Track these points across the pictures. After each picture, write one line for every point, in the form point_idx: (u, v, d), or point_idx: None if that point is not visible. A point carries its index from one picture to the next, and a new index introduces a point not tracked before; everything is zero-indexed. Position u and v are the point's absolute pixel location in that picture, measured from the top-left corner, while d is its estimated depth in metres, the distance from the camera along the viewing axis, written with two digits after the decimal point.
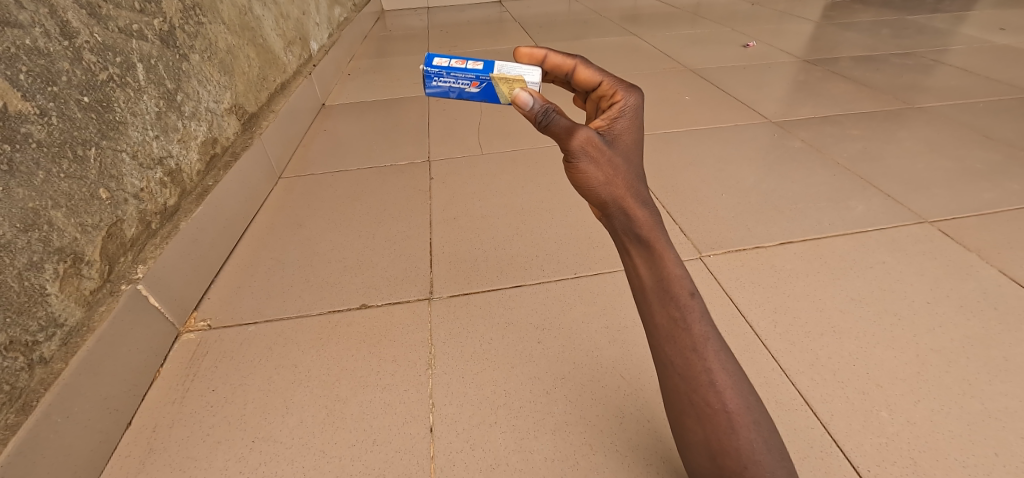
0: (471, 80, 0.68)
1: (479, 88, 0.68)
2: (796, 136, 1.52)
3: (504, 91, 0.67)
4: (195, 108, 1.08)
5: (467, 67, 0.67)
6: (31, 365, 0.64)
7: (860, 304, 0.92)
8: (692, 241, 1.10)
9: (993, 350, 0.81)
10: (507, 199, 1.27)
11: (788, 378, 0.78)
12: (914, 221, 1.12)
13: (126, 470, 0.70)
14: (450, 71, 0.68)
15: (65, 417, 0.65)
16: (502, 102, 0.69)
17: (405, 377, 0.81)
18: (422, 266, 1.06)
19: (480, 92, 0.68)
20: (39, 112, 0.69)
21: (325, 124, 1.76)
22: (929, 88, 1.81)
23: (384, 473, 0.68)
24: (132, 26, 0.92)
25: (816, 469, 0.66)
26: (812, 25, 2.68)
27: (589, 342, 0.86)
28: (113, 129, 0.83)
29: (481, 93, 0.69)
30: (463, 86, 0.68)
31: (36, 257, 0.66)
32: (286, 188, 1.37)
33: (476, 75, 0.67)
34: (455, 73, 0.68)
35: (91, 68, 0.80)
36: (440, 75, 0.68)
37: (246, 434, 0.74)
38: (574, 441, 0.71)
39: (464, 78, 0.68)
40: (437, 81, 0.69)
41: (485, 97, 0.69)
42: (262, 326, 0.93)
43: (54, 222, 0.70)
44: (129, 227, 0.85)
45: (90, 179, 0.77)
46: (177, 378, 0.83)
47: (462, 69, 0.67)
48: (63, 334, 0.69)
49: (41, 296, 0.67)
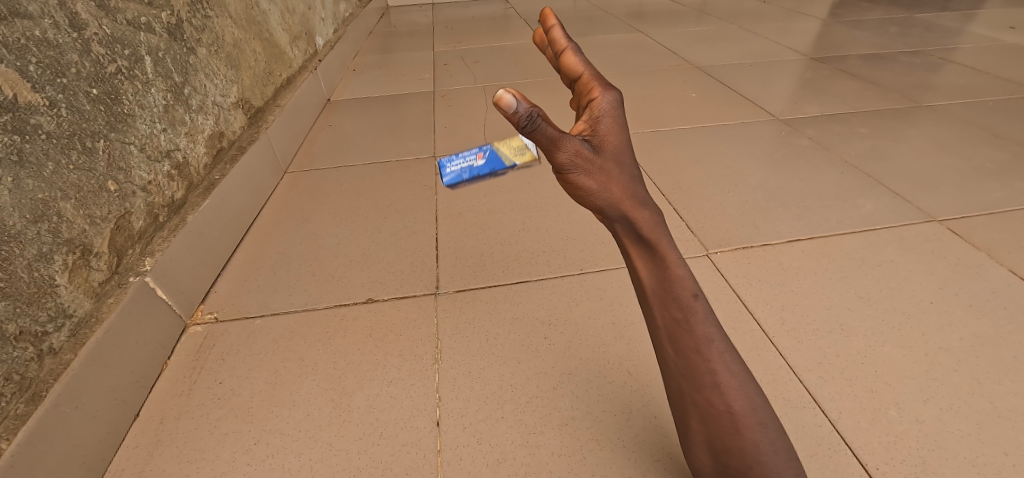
0: (477, 155, 0.78)
1: (485, 157, 0.77)
2: (803, 133, 1.51)
3: (505, 154, 0.76)
4: (202, 101, 1.08)
5: (474, 152, 0.79)
6: (41, 356, 0.65)
7: (868, 303, 0.91)
8: (698, 238, 1.09)
9: (1003, 350, 0.81)
10: (512, 195, 1.27)
11: (796, 376, 0.78)
12: (922, 220, 1.11)
13: (134, 462, 0.70)
14: (458, 157, 0.79)
15: (74, 408, 0.66)
16: (505, 160, 0.75)
17: (410, 371, 0.81)
18: (428, 261, 1.06)
19: (486, 160, 0.77)
20: (48, 104, 0.69)
21: (329, 120, 1.76)
22: (938, 87, 1.79)
23: (390, 467, 0.68)
24: (140, 18, 0.92)
25: (824, 467, 0.65)
26: (818, 24, 2.65)
27: (595, 338, 0.86)
28: (122, 121, 0.83)
29: (486, 161, 0.77)
30: (471, 162, 0.77)
31: (45, 248, 0.67)
32: (291, 182, 1.37)
33: (481, 150, 0.78)
34: (464, 156, 0.79)
35: (99, 61, 0.80)
36: (451, 162, 0.79)
37: (252, 426, 0.74)
38: (580, 437, 0.70)
39: (471, 156, 0.78)
40: (449, 168, 0.78)
41: (490, 163, 0.77)
42: (268, 320, 0.93)
43: (63, 213, 0.70)
44: (137, 220, 0.85)
45: (99, 171, 0.77)
46: (184, 371, 0.83)
47: (469, 153, 0.79)
48: (71, 325, 0.70)
49: (50, 287, 0.67)
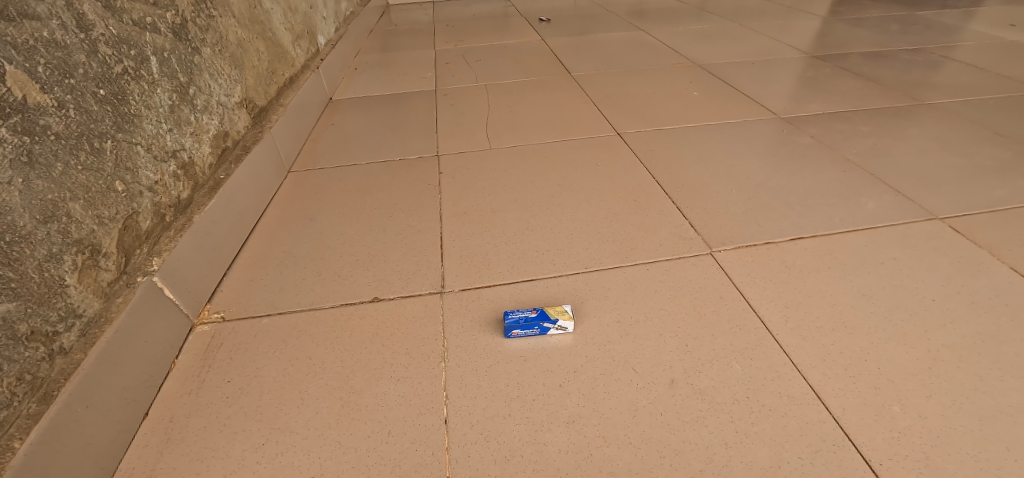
0: (531, 310, 0.89)
1: (536, 312, 0.88)
2: (805, 131, 1.52)
3: (553, 309, 0.88)
4: (207, 101, 1.09)
5: (529, 309, 0.89)
6: (51, 356, 0.65)
7: (872, 300, 0.92)
8: (702, 236, 1.10)
9: (1006, 347, 0.81)
10: (516, 194, 1.28)
11: (800, 373, 0.79)
12: (924, 218, 1.12)
13: (144, 460, 0.71)
14: (518, 310, 0.90)
15: (85, 407, 0.66)
16: (551, 315, 0.86)
17: (418, 369, 0.82)
18: (433, 260, 1.06)
19: (536, 313, 0.87)
20: (57, 105, 0.69)
21: (332, 119, 1.76)
22: (939, 85, 1.80)
23: (399, 464, 0.68)
24: (145, 19, 0.92)
25: (829, 463, 0.66)
26: (819, 21, 2.65)
27: (601, 336, 0.86)
28: (128, 121, 0.84)
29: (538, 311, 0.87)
30: (526, 311, 0.88)
31: (55, 248, 0.67)
32: (295, 182, 1.38)
33: (533, 311, 0.88)
34: (520, 310, 0.89)
35: (106, 61, 0.80)
36: (513, 309, 0.90)
37: (262, 425, 0.75)
38: (587, 434, 0.71)
39: (528, 309, 0.89)
40: (512, 310, 0.90)
41: (540, 312, 0.87)
42: (275, 319, 0.93)
43: (73, 214, 0.71)
44: (144, 220, 0.85)
45: (106, 171, 0.78)
46: (192, 370, 0.84)
47: (525, 309, 0.89)
48: (81, 325, 0.70)
49: (60, 288, 0.67)
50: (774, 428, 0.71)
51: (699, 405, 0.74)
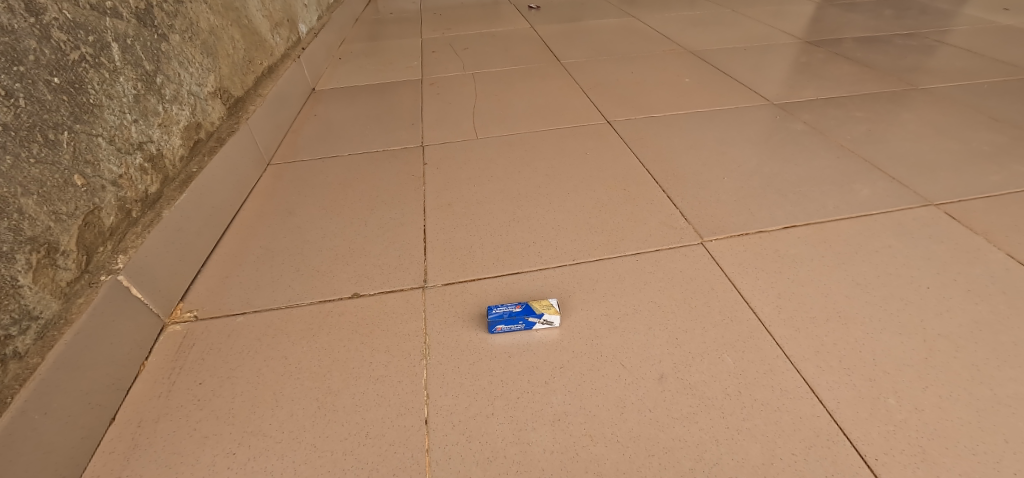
0: (515, 305, 0.85)
1: (521, 307, 0.84)
2: (798, 117, 1.49)
3: (539, 304, 0.84)
4: (176, 90, 1.04)
5: (513, 303, 0.86)
6: (4, 360, 0.61)
7: (866, 289, 0.89)
8: (693, 226, 1.07)
9: (1003, 335, 0.79)
10: (503, 184, 1.24)
11: (792, 366, 0.76)
12: (919, 204, 1.10)
13: (110, 467, 0.67)
14: (502, 305, 0.86)
15: (44, 414, 0.63)
16: (536, 309, 0.83)
17: (398, 368, 0.79)
18: (416, 254, 1.03)
19: (521, 308, 0.83)
20: (5, 94, 0.65)
21: (315, 110, 1.71)
22: (934, 69, 1.77)
23: (376, 467, 0.65)
24: (105, 3, 0.87)
25: (823, 459, 0.64)
26: (813, 7, 2.61)
27: (588, 330, 0.83)
28: (87, 112, 0.79)
29: (522, 306, 0.84)
30: (510, 306, 0.85)
31: (6, 247, 0.63)
32: (274, 175, 1.33)
33: (517, 305, 0.85)
34: (505, 306, 0.85)
35: (61, 48, 0.75)
36: (496, 305, 0.86)
37: (234, 428, 0.71)
38: (573, 433, 0.68)
39: (511, 304, 0.85)
40: (495, 305, 0.86)
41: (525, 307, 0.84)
42: (250, 317, 0.90)
43: (25, 210, 0.66)
44: (107, 216, 0.81)
45: (63, 165, 0.73)
46: (162, 372, 0.80)
47: (509, 304, 0.86)
48: (38, 328, 0.66)
49: (13, 288, 0.63)
50: (766, 423, 0.68)
51: (689, 401, 0.72)
